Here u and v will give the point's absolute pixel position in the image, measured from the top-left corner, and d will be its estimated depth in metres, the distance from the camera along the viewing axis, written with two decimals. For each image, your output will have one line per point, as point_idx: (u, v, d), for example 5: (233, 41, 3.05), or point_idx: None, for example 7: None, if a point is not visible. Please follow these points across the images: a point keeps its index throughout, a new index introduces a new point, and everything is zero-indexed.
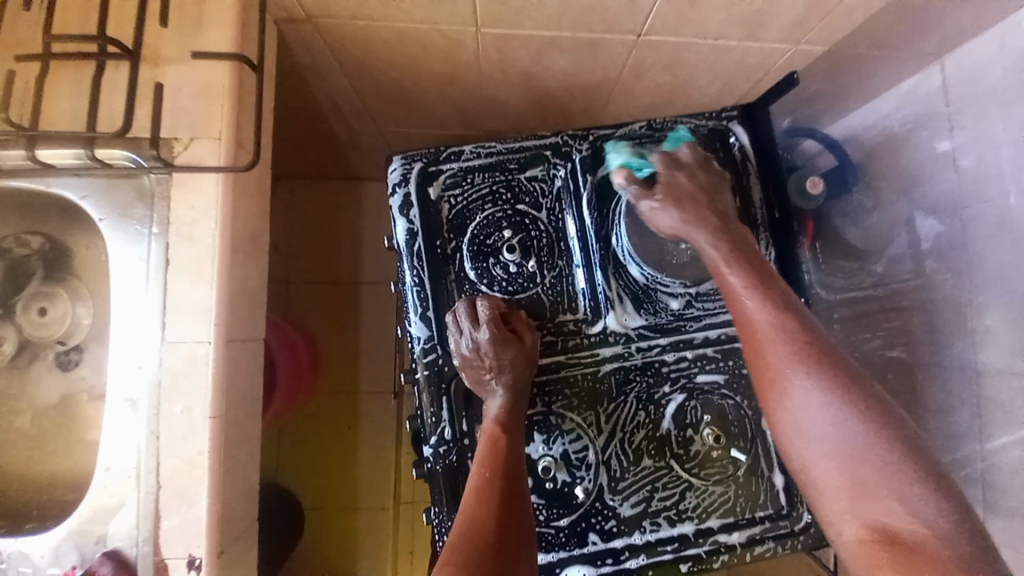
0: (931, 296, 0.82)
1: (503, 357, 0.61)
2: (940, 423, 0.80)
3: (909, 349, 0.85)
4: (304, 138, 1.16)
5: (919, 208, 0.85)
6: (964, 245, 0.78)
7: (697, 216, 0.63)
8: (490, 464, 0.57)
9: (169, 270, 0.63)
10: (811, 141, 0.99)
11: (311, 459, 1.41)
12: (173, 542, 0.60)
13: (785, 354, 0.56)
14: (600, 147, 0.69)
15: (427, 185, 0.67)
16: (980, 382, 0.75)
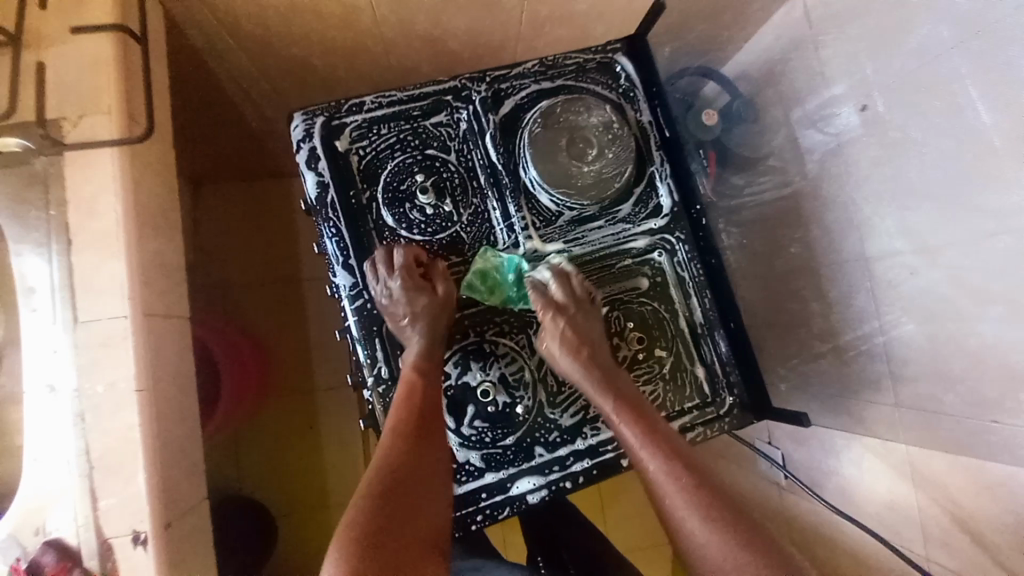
0: (822, 204, 0.92)
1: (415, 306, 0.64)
2: (847, 310, 0.89)
3: (811, 248, 0.95)
4: (221, 136, 1.13)
5: (801, 125, 0.95)
6: (840, 151, 0.88)
7: (581, 363, 0.65)
8: (406, 406, 0.61)
9: (76, 251, 0.62)
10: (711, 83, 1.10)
11: (274, 463, 1.38)
12: (115, 521, 0.59)
13: (682, 499, 0.56)
14: (497, 88, 0.73)
15: (334, 139, 0.69)
16: (870, 267, 0.85)
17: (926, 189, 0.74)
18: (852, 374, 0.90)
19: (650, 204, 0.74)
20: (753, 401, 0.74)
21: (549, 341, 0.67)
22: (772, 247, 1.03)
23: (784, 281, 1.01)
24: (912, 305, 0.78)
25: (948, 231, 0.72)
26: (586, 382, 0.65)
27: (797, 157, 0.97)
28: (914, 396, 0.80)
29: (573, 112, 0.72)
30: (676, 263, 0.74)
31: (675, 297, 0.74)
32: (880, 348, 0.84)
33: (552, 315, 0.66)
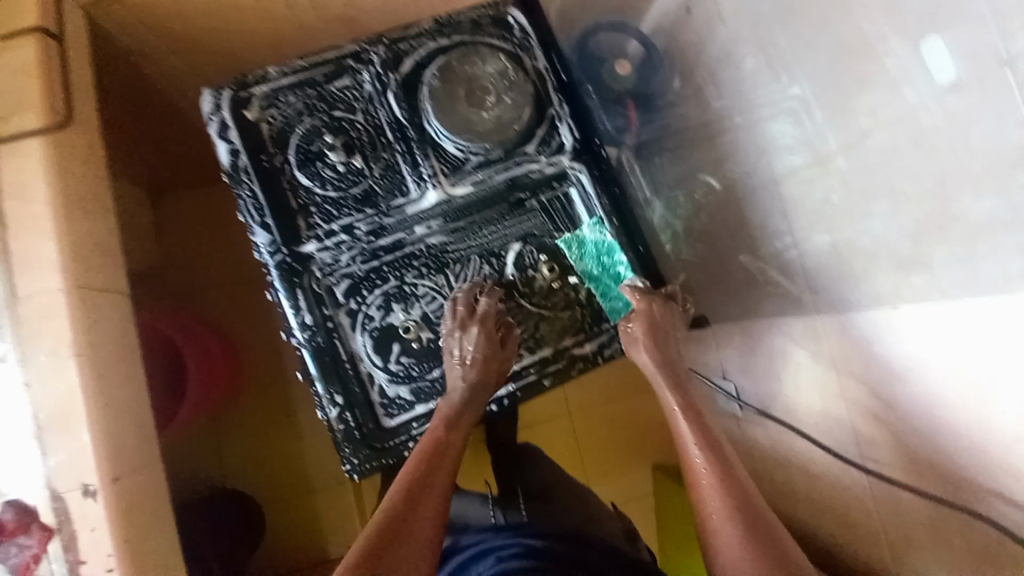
0: (733, 142, 0.89)
1: (464, 375, 0.71)
2: (771, 244, 0.86)
3: (732, 190, 0.91)
4: (165, 147, 1.16)
5: (708, 68, 0.90)
6: (747, 84, 0.84)
7: (667, 359, 0.75)
8: (414, 464, 0.65)
9: (7, 234, 0.67)
10: (628, 40, 1.02)
11: (255, 456, 1.40)
12: (66, 476, 0.64)
13: (714, 483, 0.65)
14: (396, 49, 0.78)
15: (243, 110, 0.74)
16: (778, 190, 0.83)
17: (816, 100, 0.73)
18: (775, 302, 0.89)
19: (552, 143, 0.79)
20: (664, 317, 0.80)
21: (634, 331, 0.76)
22: (700, 199, 0.98)
23: (714, 231, 0.98)
24: (820, 219, 0.77)
25: (839, 131, 0.71)
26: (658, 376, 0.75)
27: (701, 103, 0.92)
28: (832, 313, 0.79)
29: (469, 63, 0.77)
30: (582, 196, 0.79)
31: (585, 228, 0.79)
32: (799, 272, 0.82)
33: (640, 310, 0.76)
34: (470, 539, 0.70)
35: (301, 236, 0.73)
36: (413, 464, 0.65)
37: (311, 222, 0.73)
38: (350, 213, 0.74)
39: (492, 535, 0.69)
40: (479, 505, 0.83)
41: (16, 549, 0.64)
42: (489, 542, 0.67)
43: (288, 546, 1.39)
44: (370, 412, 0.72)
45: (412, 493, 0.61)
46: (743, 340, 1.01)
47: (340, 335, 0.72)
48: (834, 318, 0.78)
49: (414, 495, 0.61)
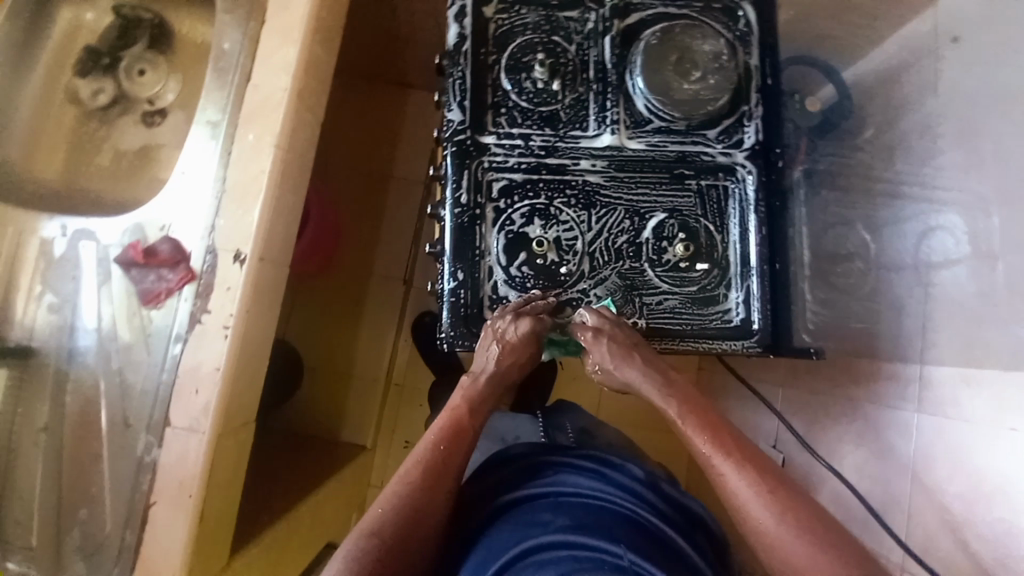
0: (898, 214, 0.87)
1: (499, 366, 0.74)
2: (894, 322, 0.84)
3: (884, 259, 0.88)
4: (363, 32, 1.26)
5: (903, 131, 0.87)
6: (930, 164, 0.82)
7: (658, 373, 0.72)
8: (439, 434, 0.69)
9: (263, 31, 0.77)
10: (823, 82, 1.00)
11: (317, 325, 1.49)
12: (227, 238, 0.73)
13: (756, 494, 0.61)
14: (630, 1, 0.82)
15: (482, 4, 0.81)
16: (926, 273, 0.80)
17: (996, 198, 0.72)
18: (876, 382, 0.86)
19: (734, 136, 0.80)
20: (773, 338, 0.79)
21: (602, 359, 0.73)
22: (844, 251, 0.94)
23: (848, 284, 0.92)
24: (959, 313, 0.75)
25: (1010, 236, 0.69)
26: (649, 387, 0.72)
27: (881, 163, 0.91)
28: (937, 407, 0.76)
29: (690, 37, 0.80)
30: (741, 195, 0.80)
31: (730, 224, 0.80)
32: (914, 356, 0.80)
33: (607, 332, 0.73)
34: (519, 450, 0.77)
35: (485, 128, 0.79)
36: (433, 442, 0.68)
37: (497, 120, 0.80)
38: (532, 126, 0.80)
39: (541, 450, 0.76)
40: (529, 424, 0.95)
41: (153, 277, 0.74)
42: (533, 454, 0.75)
43: (311, 416, 1.47)
44: (478, 301, 0.78)
45: (430, 469, 0.66)
46: (821, 411, 0.98)
47: (481, 225, 0.78)
48: (934, 411, 0.76)
49: (431, 473, 0.65)
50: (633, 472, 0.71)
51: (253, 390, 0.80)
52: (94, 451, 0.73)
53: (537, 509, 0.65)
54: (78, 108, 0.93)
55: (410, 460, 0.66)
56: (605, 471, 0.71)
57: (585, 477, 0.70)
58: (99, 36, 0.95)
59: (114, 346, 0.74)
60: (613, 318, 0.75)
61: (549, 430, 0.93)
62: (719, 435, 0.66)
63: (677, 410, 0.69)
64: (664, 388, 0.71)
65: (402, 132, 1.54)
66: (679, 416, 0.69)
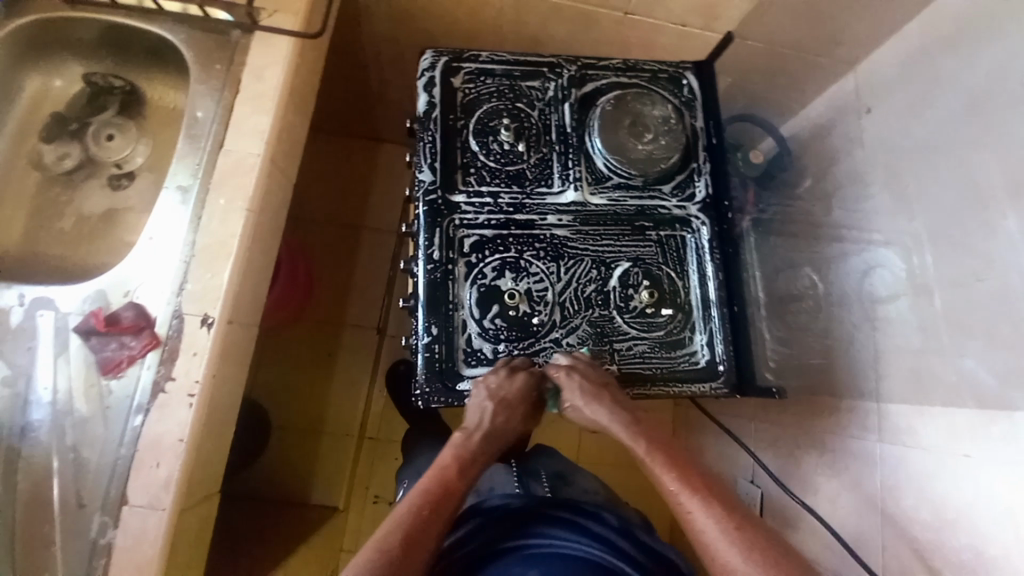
0: (842, 254, 0.93)
1: (493, 423, 0.73)
2: (848, 358, 0.89)
3: (834, 298, 0.94)
4: (337, 89, 1.31)
5: (838, 180, 0.96)
6: (864, 210, 0.90)
7: (626, 415, 0.73)
8: (426, 498, 0.65)
9: (236, 100, 0.80)
10: (763, 136, 1.09)
11: (286, 380, 1.44)
12: (194, 301, 0.72)
13: (725, 533, 0.61)
14: (584, 71, 0.90)
15: (449, 75, 0.86)
16: (875, 308, 0.86)
17: (928, 237, 0.79)
18: (840, 413, 0.90)
19: (686, 190, 0.87)
20: (738, 378, 0.83)
21: (574, 400, 0.74)
22: (795, 291, 1.00)
23: (807, 322, 0.97)
24: (904, 346, 0.80)
25: (945, 273, 0.76)
26: (617, 428, 0.72)
27: (823, 207, 0.99)
28: (895, 433, 0.80)
29: (641, 103, 0.88)
30: (698, 243, 0.86)
31: (690, 271, 0.85)
32: (870, 387, 0.85)
33: (578, 371, 0.75)
34: (493, 501, 0.78)
35: (455, 187, 0.83)
36: (416, 505, 0.64)
37: (466, 179, 0.84)
38: (500, 184, 0.84)
39: (517, 500, 0.78)
40: (504, 475, 0.92)
41: (115, 345, 0.71)
42: (507, 506, 0.77)
43: (280, 477, 1.39)
44: (453, 355, 0.79)
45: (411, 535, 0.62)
46: (791, 442, 1.01)
47: (454, 279, 0.81)
48: (893, 439, 0.80)
49: (412, 540, 0.61)
50: (608, 520, 0.76)
51: (217, 458, 0.77)
52: (41, 538, 0.67)
53: (510, 566, 0.71)
54: (42, 173, 0.92)
55: (386, 526, 0.62)
56: (578, 520, 0.76)
57: (559, 528, 0.75)
58: (67, 103, 0.95)
59: (68, 421, 0.70)
60: (586, 363, 0.77)
61: (523, 479, 0.93)
62: (681, 469, 0.67)
63: (644, 449, 0.70)
64: (631, 428, 0.72)
65: (373, 185, 1.57)
66: (647, 454, 0.70)
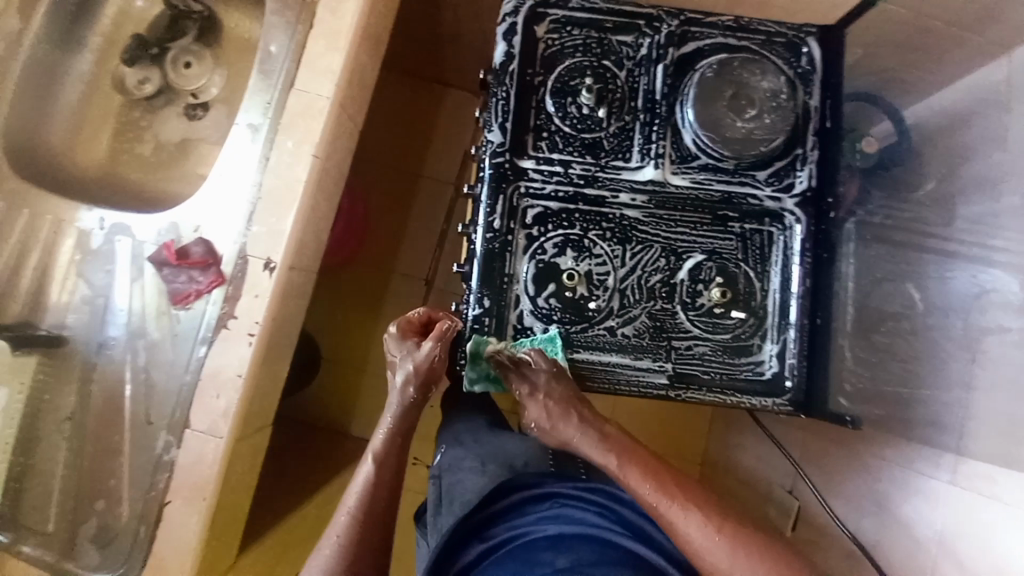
0: (946, 270, 0.78)
1: (409, 400, 0.74)
2: (932, 393, 0.77)
3: (931, 316, 0.79)
4: (410, 27, 1.24)
5: (965, 182, 0.79)
6: (988, 221, 0.75)
7: (592, 430, 0.74)
8: (366, 494, 0.69)
9: (309, 37, 0.76)
10: (879, 117, 0.90)
11: (338, 317, 1.50)
12: (259, 244, 0.73)
13: (697, 522, 0.67)
14: (687, 29, 0.78)
15: (533, 23, 0.78)
16: (981, 339, 0.72)
17: None
18: (911, 446, 0.81)
19: (784, 180, 0.77)
20: (806, 396, 0.77)
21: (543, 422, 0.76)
22: (888, 310, 0.84)
23: (889, 343, 0.82)
24: (1013, 389, 0.68)
25: None
26: (589, 446, 0.73)
27: (941, 212, 0.81)
28: (974, 479, 0.72)
29: (748, 71, 0.76)
30: (786, 243, 0.78)
31: (771, 273, 0.78)
32: (954, 423, 0.74)
33: (543, 392, 0.75)
34: (529, 481, 0.80)
35: (524, 152, 0.77)
36: (355, 505, 0.68)
37: (537, 144, 0.77)
38: (573, 153, 0.77)
39: (552, 480, 0.79)
40: (538, 450, 0.86)
41: (184, 278, 0.74)
42: (522, 482, 0.80)
43: (325, 406, 1.48)
44: (502, 330, 0.76)
45: (354, 534, 0.66)
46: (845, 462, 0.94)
47: (512, 251, 0.77)
48: (968, 485, 0.73)
49: (353, 541, 0.66)
50: (644, 509, 0.75)
51: (270, 394, 0.81)
52: (116, 443, 0.74)
53: (537, 548, 0.69)
54: (124, 97, 0.95)
55: (337, 517, 0.68)
56: (612, 507, 0.75)
57: (592, 512, 0.74)
58: (150, 26, 0.95)
59: (140, 343, 0.75)
60: (546, 375, 0.74)
61: (558, 455, 0.87)
62: (653, 473, 0.71)
63: (616, 462, 0.72)
64: (601, 441, 0.73)
65: (436, 131, 1.52)
66: (619, 466, 0.72)
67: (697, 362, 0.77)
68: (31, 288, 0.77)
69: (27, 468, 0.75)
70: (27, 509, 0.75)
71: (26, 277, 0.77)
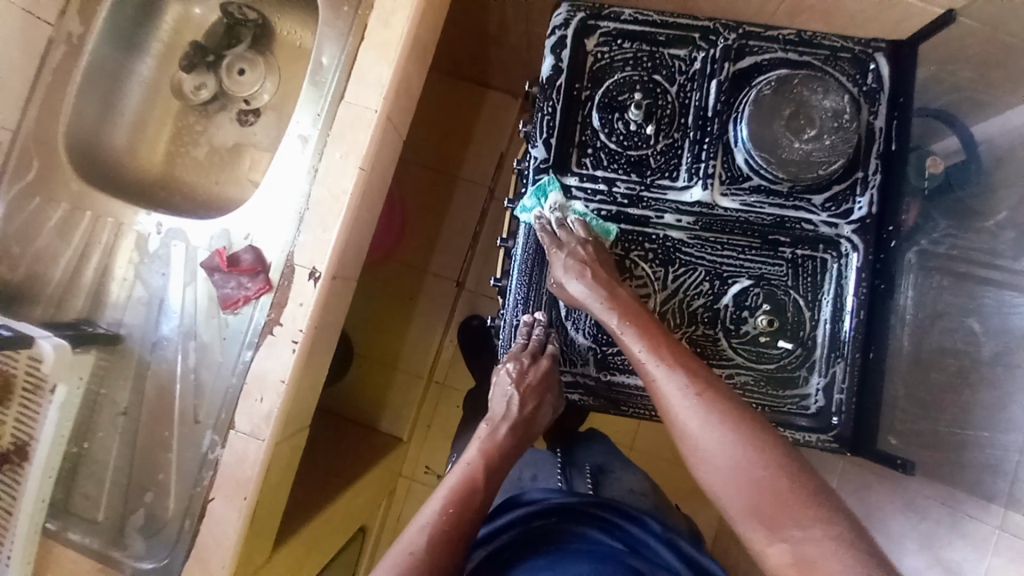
0: (1005, 305, 0.74)
1: (519, 415, 0.74)
2: (987, 436, 0.73)
3: (1001, 364, 0.74)
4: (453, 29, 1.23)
5: None
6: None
7: (602, 286, 0.69)
8: (456, 505, 0.64)
9: (360, 48, 0.77)
10: (945, 133, 0.85)
11: (371, 316, 1.52)
12: (305, 254, 0.75)
13: (687, 398, 0.59)
14: (744, 42, 0.75)
15: (583, 36, 0.76)
16: None
17: None
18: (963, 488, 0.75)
19: (842, 206, 0.73)
20: (854, 432, 0.74)
21: (557, 273, 0.72)
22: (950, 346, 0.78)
23: (949, 384, 0.78)
24: None
25: None
26: (594, 300, 0.68)
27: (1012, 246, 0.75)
28: None
29: (809, 89, 0.72)
30: (841, 271, 0.74)
31: (821, 302, 0.74)
32: (1009, 469, 0.72)
33: (567, 249, 0.71)
34: (533, 496, 0.76)
35: (567, 168, 0.76)
36: (437, 515, 0.63)
37: (582, 160, 0.76)
38: (618, 170, 0.76)
39: (559, 494, 0.76)
40: (548, 464, 0.92)
41: (233, 284, 0.76)
42: (528, 497, 0.76)
43: (355, 404, 1.51)
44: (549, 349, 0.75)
45: (448, 524, 0.62)
46: (885, 500, 0.89)
47: (550, 268, 0.77)
48: None
49: (441, 538, 0.61)
50: (652, 527, 0.73)
51: (310, 397, 0.83)
52: (164, 438, 0.78)
53: (539, 568, 0.68)
54: (181, 101, 0.99)
55: (416, 522, 0.63)
56: (619, 525, 0.73)
57: (598, 530, 0.73)
58: (208, 34, 0.99)
59: (191, 345, 0.78)
60: (576, 241, 0.72)
61: (568, 472, 0.90)
62: (652, 339, 0.64)
63: (617, 321, 0.66)
64: (606, 301, 0.68)
65: (474, 134, 1.52)
66: (618, 324, 0.66)
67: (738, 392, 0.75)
68: (93, 286, 0.81)
69: (81, 457, 0.80)
70: (83, 495, 0.80)
71: (89, 276, 0.81)
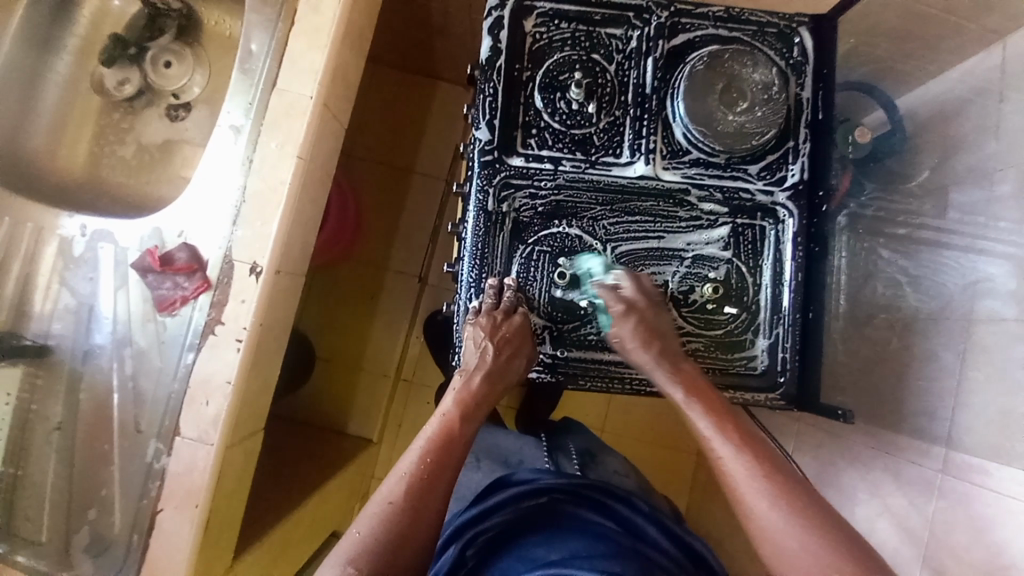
0: (931, 263, 0.79)
1: (494, 363, 0.72)
2: (921, 385, 0.77)
3: (925, 315, 0.78)
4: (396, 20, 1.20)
5: (956, 174, 0.78)
6: (982, 211, 0.73)
7: (669, 360, 0.71)
8: (431, 454, 0.65)
9: (291, 34, 0.74)
10: (872, 106, 0.91)
11: (330, 315, 1.48)
12: (244, 248, 0.72)
13: (750, 474, 0.59)
14: (677, 20, 0.77)
15: (521, 17, 0.76)
16: (968, 332, 0.72)
17: None
18: (900, 434, 0.80)
19: (776, 173, 0.76)
20: (799, 390, 0.78)
21: (622, 337, 0.73)
22: (883, 302, 0.84)
23: (883, 337, 0.84)
24: (999, 378, 0.68)
25: None
26: (662, 371, 0.70)
27: (935, 204, 0.80)
28: (964, 466, 0.71)
29: (740, 63, 0.74)
30: (779, 237, 0.77)
31: (761, 268, 0.78)
32: (944, 414, 0.74)
33: (635, 314, 0.72)
34: (522, 476, 0.77)
35: (513, 149, 0.76)
36: (412, 467, 0.63)
37: (527, 140, 0.76)
38: (562, 149, 0.76)
39: (547, 476, 0.76)
40: (533, 447, 0.94)
41: (169, 284, 0.73)
42: (516, 479, 0.77)
43: (320, 405, 1.47)
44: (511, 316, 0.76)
45: (426, 473, 0.63)
46: (834, 455, 0.93)
47: (501, 251, 0.77)
48: (958, 472, 0.71)
49: (420, 486, 0.62)
50: (639, 506, 0.73)
51: (261, 398, 0.80)
52: (106, 452, 0.74)
53: (532, 543, 0.69)
54: (104, 98, 0.93)
55: (394, 473, 0.63)
56: (610, 504, 0.73)
57: (588, 509, 0.73)
58: (128, 25, 0.94)
59: (127, 351, 0.74)
60: (619, 312, 0.72)
61: (554, 457, 0.91)
62: (717, 414, 0.65)
63: (683, 394, 0.68)
64: (675, 374, 0.70)
65: (426, 126, 1.50)
66: (684, 398, 0.68)
67: (689, 359, 0.78)
68: (15, 297, 0.75)
69: (18, 478, 0.75)
70: (22, 519, 0.75)
71: (10, 285, 0.75)
